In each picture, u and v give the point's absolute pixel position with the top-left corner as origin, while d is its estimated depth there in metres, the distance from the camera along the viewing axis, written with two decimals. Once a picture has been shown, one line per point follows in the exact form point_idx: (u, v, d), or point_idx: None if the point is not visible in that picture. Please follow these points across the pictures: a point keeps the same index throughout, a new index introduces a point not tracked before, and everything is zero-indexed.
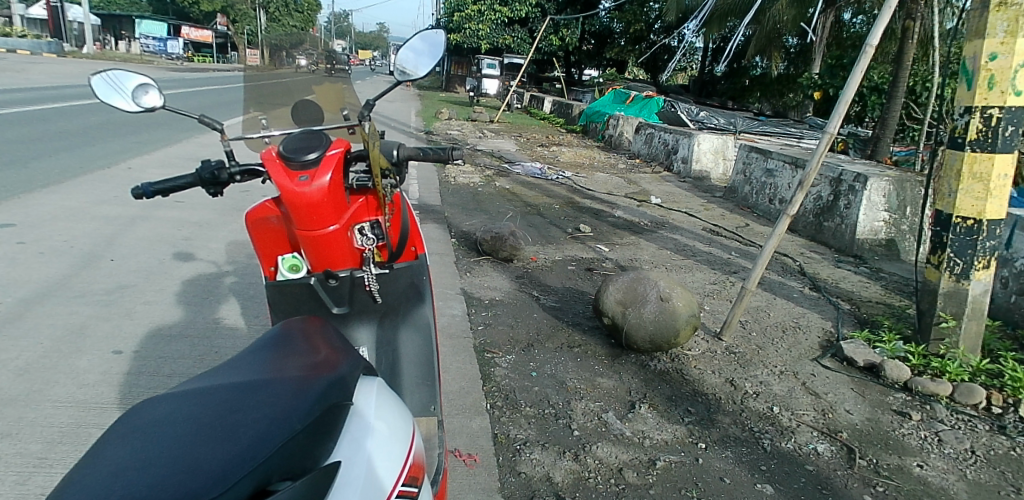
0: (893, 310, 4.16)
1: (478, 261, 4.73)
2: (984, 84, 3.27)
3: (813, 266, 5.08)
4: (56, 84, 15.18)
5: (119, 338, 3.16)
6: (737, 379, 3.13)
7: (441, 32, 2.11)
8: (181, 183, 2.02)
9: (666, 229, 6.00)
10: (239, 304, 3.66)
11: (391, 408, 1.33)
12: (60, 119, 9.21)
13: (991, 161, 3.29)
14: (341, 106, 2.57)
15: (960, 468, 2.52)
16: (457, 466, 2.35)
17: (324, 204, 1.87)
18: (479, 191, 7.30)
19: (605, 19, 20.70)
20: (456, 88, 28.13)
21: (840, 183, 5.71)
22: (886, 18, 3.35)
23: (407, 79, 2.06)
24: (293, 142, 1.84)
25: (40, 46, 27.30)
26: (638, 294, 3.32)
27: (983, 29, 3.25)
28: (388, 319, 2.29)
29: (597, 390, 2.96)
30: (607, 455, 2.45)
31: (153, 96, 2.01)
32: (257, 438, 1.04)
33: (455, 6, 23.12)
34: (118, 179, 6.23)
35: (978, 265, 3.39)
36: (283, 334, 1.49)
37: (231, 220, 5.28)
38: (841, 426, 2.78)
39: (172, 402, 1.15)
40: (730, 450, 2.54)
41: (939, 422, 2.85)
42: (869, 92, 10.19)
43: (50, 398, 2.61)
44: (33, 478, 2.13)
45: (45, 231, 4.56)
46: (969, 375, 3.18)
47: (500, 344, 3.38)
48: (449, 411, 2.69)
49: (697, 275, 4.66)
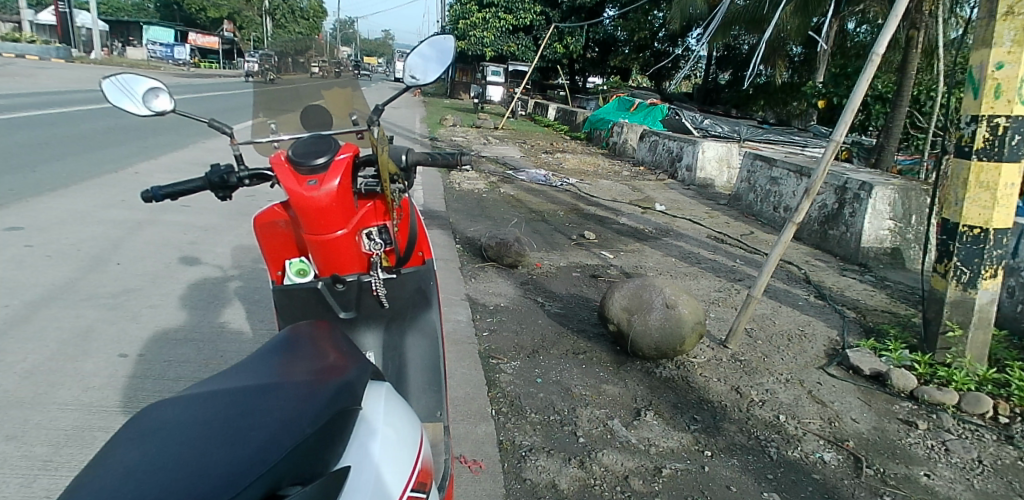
0: (898, 319, 4.15)
1: (483, 267, 4.74)
2: (990, 93, 3.27)
3: (818, 274, 5.08)
4: (63, 87, 15.32)
5: (123, 341, 3.16)
6: (742, 387, 3.11)
7: (449, 38, 2.09)
8: (191, 187, 2.02)
9: (670, 236, 6.01)
10: (244, 308, 3.66)
11: (400, 413, 1.33)
12: (68, 124, 9.26)
13: (998, 170, 3.27)
14: (349, 112, 2.59)
15: (967, 478, 2.50)
16: (462, 472, 2.34)
17: (333, 209, 1.86)
18: (485, 197, 7.32)
19: (610, 27, 20.80)
20: (461, 95, 28.26)
21: (845, 191, 5.71)
22: (893, 26, 3.33)
23: (416, 85, 2.06)
24: (302, 146, 1.85)
25: (48, 51, 27.79)
26: (644, 301, 3.30)
27: (990, 38, 3.25)
28: (395, 324, 2.28)
29: (603, 396, 2.95)
30: (613, 462, 2.44)
31: (164, 100, 2.02)
32: (268, 442, 1.04)
33: (461, 13, 23.47)
34: (125, 183, 6.26)
35: (985, 274, 3.37)
36: (289, 338, 1.49)
37: (237, 224, 5.29)
38: (848, 435, 2.76)
39: (183, 404, 1.15)
40: (736, 458, 2.52)
41: (947, 432, 2.84)
42: (873, 101, 10.24)
43: (56, 401, 2.61)
44: (38, 480, 2.13)
45: (53, 235, 4.57)
46: (976, 384, 3.17)
47: (506, 350, 3.37)
48: (454, 417, 2.67)
49: (702, 282, 4.66)
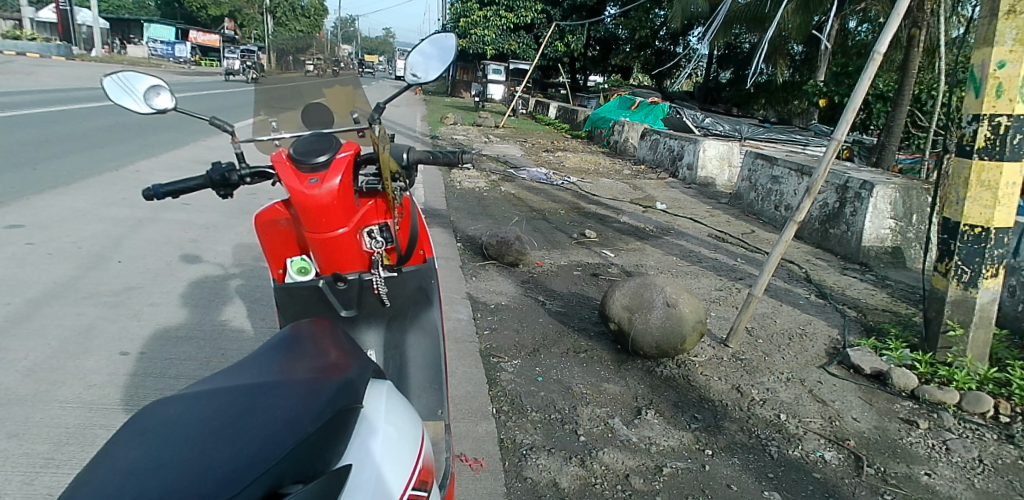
0: (899, 318, 4.14)
1: (484, 266, 4.74)
2: (992, 92, 3.26)
3: (819, 273, 5.07)
4: (65, 85, 15.32)
5: (124, 339, 3.17)
6: (743, 386, 3.11)
7: (450, 36, 2.10)
8: (192, 185, 2.02)
9: (671, 235, 6.01)
10: (245, 306, 3.66)
11: (402, 412, 1.33)
12: (69, 122, 9.27)
13: (999, 169, 3.27)
14: (350, 110, 2.59)
15: (968, 477, 2.50)
16: (463, 471, 2.34)
17: (335, 207, 1.86)
18: (485, 195, 7.32)
19: (611, 25, 20.79)
20: (462, 93, 28.28)
21: (846, 190, 5.71)
22: (895, 25, 3.32)
23: (417, 83, 2.06)
24: (303, 144, 1.85)
25: (50, 48, 27.85)
26: (645, 300, 3.30)
27: (993, 37, 3.24)
28: (396, 322, 2.28)
29: (604, 395, 2.95)
30: (614, 461, 2.44)
31: (165, 98, 2.01)
32: (269, 441, 1.04)
33: (461, 11, 23.35)
34: (127, 181, 6.26)
35: (987, 273, 3.36)
36: (290, 336, 1.49)
37: (238, 222, 5.29)
38: (848, 434, 2.76)
39: (184, 402, 1.15)
40: (736, 457, 2.52)
41: (947, 431, 2.84)
42: (874, 100, 10.24)
43: (57, 398, 2.62)
44: (39, 478, 2.13)
45: (54, 232, 4.57)
46: (977, 383, 3.17)
47: (507, 349, 3.37)
48: (455, 415, 2.67)
49: (703, 281, 4.66)
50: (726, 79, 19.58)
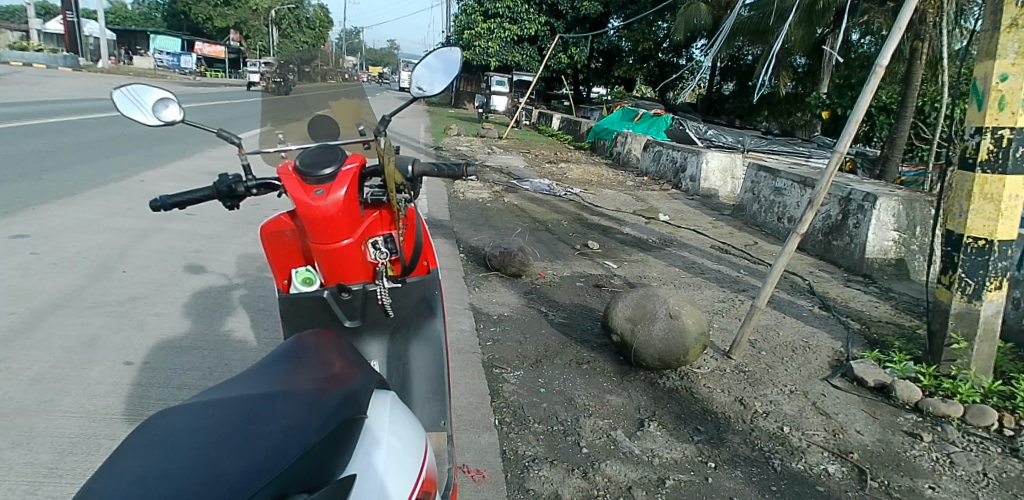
0: (902, 330, 4.13)
1: (487, 276, 4.75)
2: (995, 105, 3.27)
3: (822, 285, 5.07)
4: (76, 96, 15.57)
5: (129, 349, 3.18)
6: (746, 398, 3.11)
7: (456, 49, 2.12)
8: (198, 195, 2.04)
9: (674, 246, 6.03)
10: (249, 316, 3.68)
11: (404, 422, 1.34)
12: (74, 133, 9.32)
13: (1003, 182, 3.27)
14: (356, 122, 2.63)
15: (972, 491, 2.48)
16: (465, 482, 2.33)
17: (339, 218, 1.88)
18: (488, 206, 7.37)
19: (614, 38, 20.92)
20: (465, 106, 28.49)
21: (848, 202, 5.71)
22: (897, 39, 3.33)
23: (422, 95, 2.08)
24: (309, 157, 1.87)
25: (56, 59, 27.91)
26: (647, 311, 3.30)
27: (994, 50, 3.26)
28: (399, 334, 2.29)
29: (606, 407, 2.95)
30: (617, 473, 2.44)
31: (173, 110, 2.04)
32: (275, 452, 1.05)
33: (465, 24, 23.47)
34: (130, 192, 6.27)
35: (990, 286, 3.37)
36: (295, 346, 1.50)
37: (242, 233, 5.32)
38: (851, 446, 2.75)
39: (191, 413, 1.16)
40: (740, 469, 2.52)
41: (951, 444, 2.82)
42: (877, 113, 10.30)
43: (61, 408, 2.63)
44: (43, 487, 2.14)
45: (60, 242, 4.61)
46: (981, 397, 3.17)
47: (510, 360, 3.38)
48: (457, 427, 2.68)
49: (706, 293, 4.67)
50: (729, 91, 19.68)
